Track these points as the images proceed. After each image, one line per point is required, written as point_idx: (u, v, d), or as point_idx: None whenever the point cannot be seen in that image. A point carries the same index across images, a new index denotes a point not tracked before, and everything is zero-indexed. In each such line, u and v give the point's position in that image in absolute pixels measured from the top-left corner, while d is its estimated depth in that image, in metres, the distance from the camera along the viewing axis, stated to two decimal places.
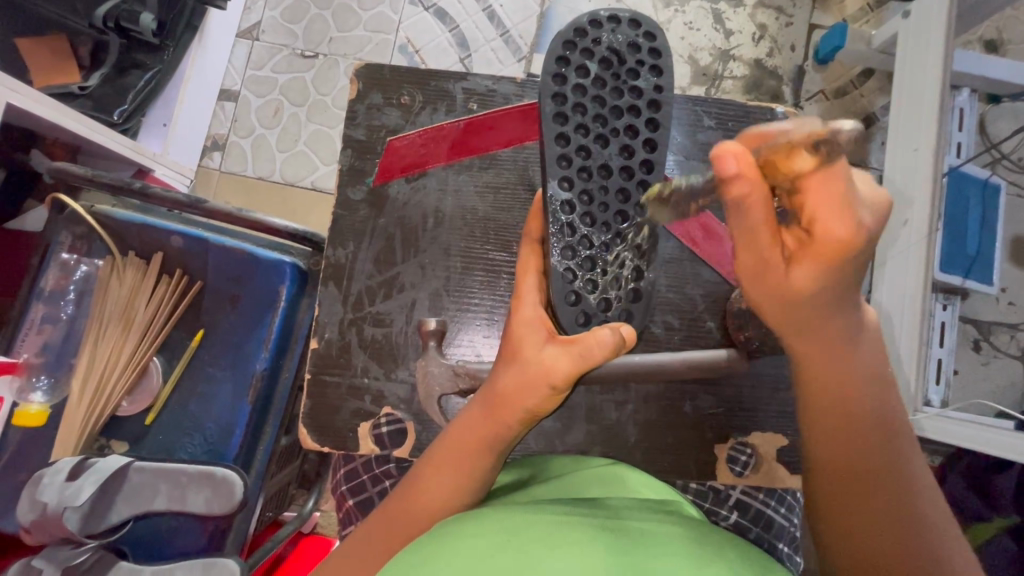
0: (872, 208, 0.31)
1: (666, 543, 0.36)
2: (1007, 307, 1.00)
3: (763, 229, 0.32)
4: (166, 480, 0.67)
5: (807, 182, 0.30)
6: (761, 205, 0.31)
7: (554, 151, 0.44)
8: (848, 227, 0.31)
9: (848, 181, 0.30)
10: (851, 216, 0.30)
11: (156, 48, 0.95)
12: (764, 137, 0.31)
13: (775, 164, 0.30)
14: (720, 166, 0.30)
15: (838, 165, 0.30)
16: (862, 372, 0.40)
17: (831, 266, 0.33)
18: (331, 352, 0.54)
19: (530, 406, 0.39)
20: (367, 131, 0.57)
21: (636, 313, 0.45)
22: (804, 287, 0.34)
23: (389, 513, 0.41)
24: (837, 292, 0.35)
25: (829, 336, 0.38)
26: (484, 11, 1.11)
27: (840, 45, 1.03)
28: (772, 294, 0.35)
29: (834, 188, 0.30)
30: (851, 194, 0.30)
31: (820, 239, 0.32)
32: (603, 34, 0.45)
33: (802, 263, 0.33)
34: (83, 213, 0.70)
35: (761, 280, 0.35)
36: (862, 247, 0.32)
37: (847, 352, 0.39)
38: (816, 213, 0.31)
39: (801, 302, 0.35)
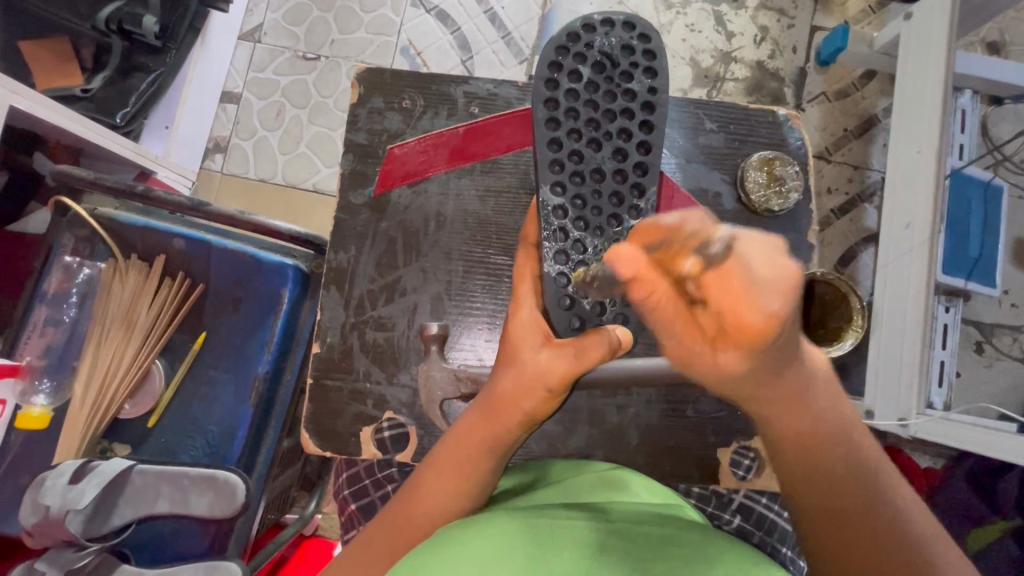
0: (780, 289, 0.24)
1: (665, 545, 0.36)
2: (1010, 310, 1.00)
3: (675, 312, 0.28)
4: (167, 483, 0.67)
5: (702, 280, 0.25)
6: (671, 297, 0.28)
7: (546, 156, 0.44)
8: (762, 314, 0.25)
9: (750, 268, 0.24)
10: (764, 307, 0.25)
11: (159, 50, 0.96)
12: (658, 231, 0.28)
13: (666, 257, 0.27)
14: (617, 269, 0.29)
15: (730, 248, 0.25)
16: (818, 416, 0.39)
17: (754, 346, 0.28)
18: (333, 356, 0.54)
19: (526, 408, 0.40)
20: (369, 135, 0.57)
21: (630, 318, 0.44)
22: (737, 365, 0.30)
23: (389, 519, 0.41)
24: (780, 352, 0.31)
25: (785, 394, 0.36)
26: (485, 13, 1.12)
27: (842, 46, 1.03)
28: (711, 374, 0.31)
29: (733, 278, 0.24)
30: (754, 279, 0.24)
31: (735, 330, 0.26)
32: (596, 37, 0.45)
33: (725, 349, 0.28)
34: (87, 216, 0.71)
35: (693, 361, 0.31)
36: (785, 325, 0.26)
37: (800, 403, 0.37)
38: (727, 308, 0.25)
39: (740, 372, 0.31)
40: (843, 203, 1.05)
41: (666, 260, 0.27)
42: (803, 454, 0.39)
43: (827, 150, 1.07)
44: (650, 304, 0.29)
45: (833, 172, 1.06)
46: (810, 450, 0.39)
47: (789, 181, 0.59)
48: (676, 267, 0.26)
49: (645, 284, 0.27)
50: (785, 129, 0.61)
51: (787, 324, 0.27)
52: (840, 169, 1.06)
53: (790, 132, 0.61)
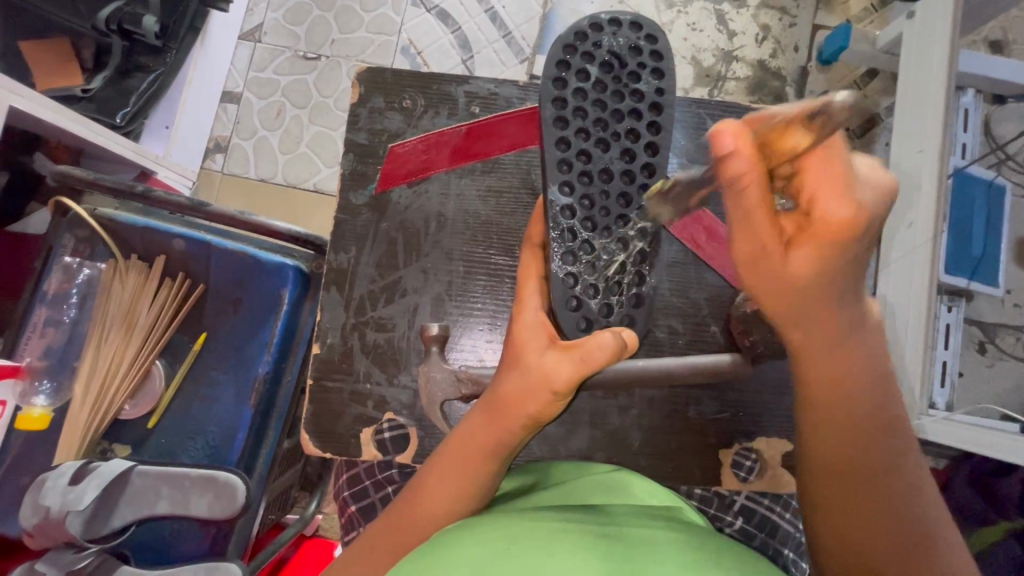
0: (876, 188, 0.30)
1: (666, 551, 0.35)
2: (1013, 309, 1.00)
3: (759, 213, 0.30)
4: (168, 484, 0.67)
5: (806, 160, 0.29)
6: (760, 186, 0.29)
7: (554, 155, 0.43)
8: (850, 207, 0.29)
9: (850, 167, 0.30)
10: (853, 199, 0.29)
11: (159, 50, 0.95)
12: (763, 119, 0.30)
13: (769, 139, 0.29)
14: (717, 146, 0.29)
15: (835, 143, 0.30)
16: (859, 368, 0.38)
17: (830, 252, 0.31)
18: (333, 357, 0.54)
19: (531, 411, 0.39)
20: (370, 135, 0.57)
21: (638, 318, 0.45)
22: (805, 278, 0.32)
23: (391, 520, 0.41)
24: (845, 277, 0.33)
25: (829, 328, 0.36)
26: (486, 12, 1.11)
27: (842, 46, 1.02)
28: (770, 285, 0.33)
29: (833, 162, 0.29)
30: (851, 172, 0.30)
31: (819, 225, 0.30)
32: (604, 37, 0.45)
33: (801, 248, 0.31)
34: (87, 216, 0.71)
35: (758, 269, 0.33)
36: (865, 231, 0.31)
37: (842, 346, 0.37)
38: (816, 193, 0.30)
39: (800, 291, 0.33)
40: None
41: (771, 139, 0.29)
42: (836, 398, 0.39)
43: None
44: (732, 197, 0.30)
45: None
46: (849, 413, 0.39)
47: None
48: (782, 148, 0.29)
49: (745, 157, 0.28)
50: None
51: (864, 240, 0.31)
52: None
53: None
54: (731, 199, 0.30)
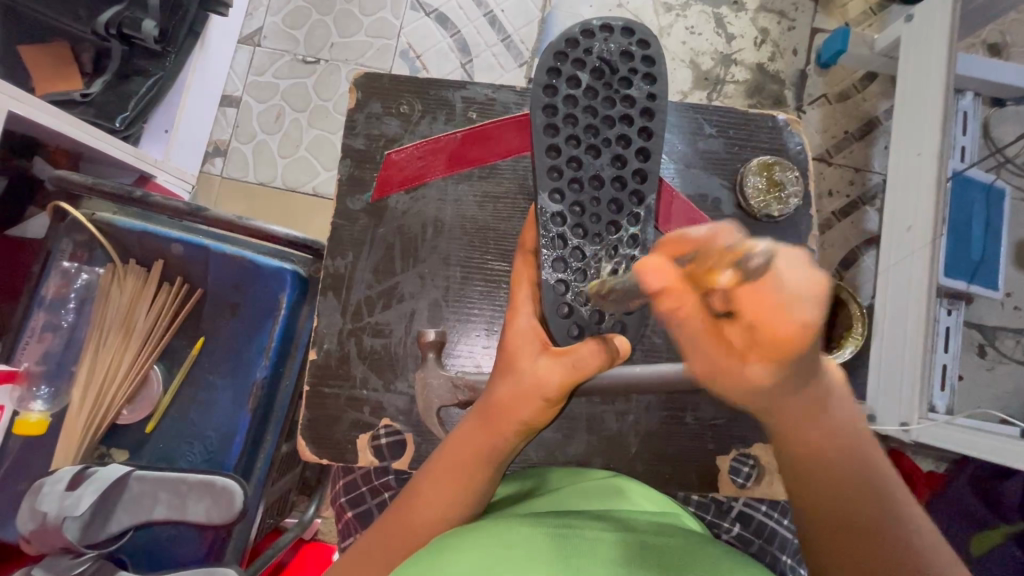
0: (815, 302, 0.26)
1: (661, 556, 0.35)
2: (1013, 312, 0.99)
3: (702, 333, 0.30)
4: (166, 489, 0.67)
5: (737, 293, 0.26)
6: (698, 315, 0.30)
7: (544, 163, 0.44)
8: (796, 324, 0.27)
9: (782, 282, 0.25)
10: (794, 317, 0.26)
11: (158, 54, 0.95)
12: (687, 245, 0.29)
13: (698, 272, 0.27)
14: (647, 281, 0.30)
15: (767, 268, 0.26)
16: (828, 433, 0.39)
17: (783, 362, 0.29)
18: (330, 363, 0.54)
19: (523, 417, 0.39)
20: (367, 141, 0.57)
21: (630, 325, 0.44)
22: (765, 380, 0.32)
23: (387, 527, 0.41)
24: (802, 371, 0.33)
25: (798, 408, 0.37)
26: (485, 16, 1.11)
27: (842, 50, 1.02)
28: (734, 387, 0.33)
29: (765, 289, 0.26)
30: (786, 291, 0.26)
31: (763, 342, 0.28)
32: (595, 42, 0.45)
33: (752, 362, 0.29)
34: (85, 222, 0.71)
35: (722, 377, 0.33)
36: (810, 339, 0.28)
37: (815, 417, 0.38)
38: (755, 319, 0.27)
39: (767, 389, 0.33)
40: (844, 206, 1.05)
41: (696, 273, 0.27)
42: (812, 464, 0.39)
43: (828, 152, 1.06)
44: (678, 320, 0.31)
45: (833, 175, 1.06)
46: (828, 480, 0.39)
47: (789, 187, 0.58)
48: (711, 283, 0.26)
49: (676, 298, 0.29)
50: (784, 134, 0.61)
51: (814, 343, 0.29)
52: (840, 172, 1.06)
53: (789, 137, 0.61)
54: (680, 322, 0.31)
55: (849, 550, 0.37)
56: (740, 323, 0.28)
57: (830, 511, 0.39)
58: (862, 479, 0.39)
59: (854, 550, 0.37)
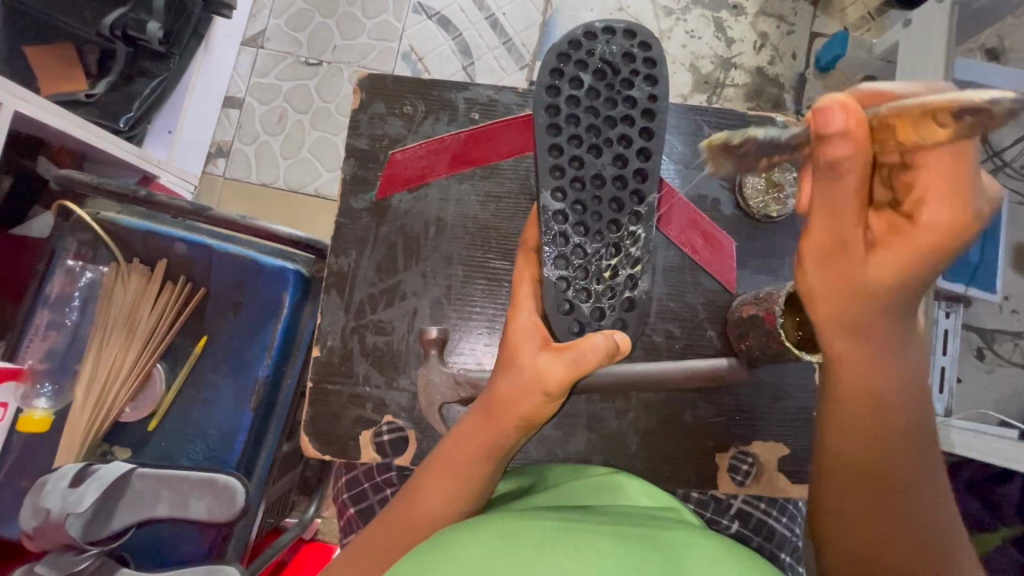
0: (988, 200, 0.29)
1: (664, 551, 0.36)
2: (1011, 315, 1.00)
3: (852, 205, 0.31)
4: (167, 487, 0.68)
5: (927, 159, 0.28)
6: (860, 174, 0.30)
7: (547, 162, 0.44)
8: (948, 216, 0.29)
9: (974, 174, 0.28)
10: (962, 212, 0.28)
11: (163, 56, 0.96)
12: (891, 101, 0.29)
13: (897, 127, 0.28)
14: (824, 122, 0.29)
15: (966, 146, 0.27)
16: (884, 379, 0.37)
17: (919, 259, 0.31)
18: (333, 360, 0.55)
19: (524, 412, 0.39)
20: (370, 141, 0.58)
21: (630, 323, 0.45)
22: (879, 284, 0.33)
23: (391, 519, 0.41)
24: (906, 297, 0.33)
25: (878, 343, 0.35)
26: (487, 19, 1.12)
27: (841, 53, 1.03)
28: (844, 281, 0.33)
29: (951, 163, 0.27)
30: (973, 182, 0.28)
31: (906, 234, 0.31)
32: (597, 45, 0.45)
33: (887, 251, 0.31)
34: (89, 220, 0.72)
35: (835, 264, 0.33)
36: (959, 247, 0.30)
37: (883, 361, 0.36)
38: (927, 197, 0.29)
39: (868, 297, 0.33)
40: None
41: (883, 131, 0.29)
42: (865, 407, 0.37)
43: None
44: (831, 182, 0.30)
45: None
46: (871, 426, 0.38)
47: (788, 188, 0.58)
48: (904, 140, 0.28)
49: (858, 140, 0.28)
50: None
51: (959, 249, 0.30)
52: None
53: None
54: (833, 177, 0.30)
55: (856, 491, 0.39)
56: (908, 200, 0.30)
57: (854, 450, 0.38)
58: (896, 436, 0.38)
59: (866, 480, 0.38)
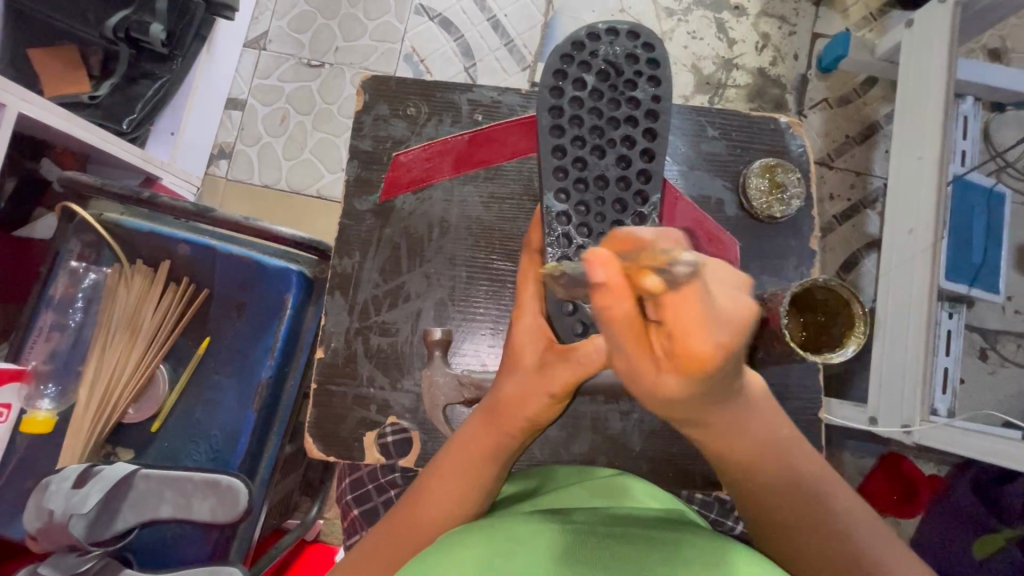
0: (738, 322, 0.23)
1: (671, 550, 0.36)
2: (1013, 316, 1.00)
3: (625, 337, 0.26)
4: (171, 487, 0.68)
5: (664, 299, 0.23)
6: (627, 320, 0.25)
7: (550, 163, 0.43)
8: (709, 346, 0.23)
9: (711, 296, 0.23)
10: (714, 337, 0.23)
11: (165, 58, 0.96)
12: (630, 243, 0.25)
13: (634, 271, 0.24)
14: (589, 274, 0.25)
15: (694, 277, 0.23)
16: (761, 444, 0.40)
17: (701, 379, 0.26)
18: (337, 361, 0.54)
19: (529, 414, 0.39)
20: (374, 142, 0.56)
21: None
22: (676, 396, 0.28)
23: (395, 521, 0.42)
24: (717, 390, 0.29)
25: (720, 425, 0.35)
26: (488, 20, 1.13)
27: (843, 54, 1.04)
28: (647, 400, 0.29)
29: (694, 297, 0.23)
30: (713, 307, 0.23)
31: (683, 355, 0.24)
32: (601, 46, 0.44)
33: (666, 376, 0.26)
34: (94, 222, 0.72)
35: (634, 387, 0.28)
36: (731, 360, 0.25)
37: (738, 430, 0.37)
38: (679, 330, 0.24)
39: (677, 404, 0.29)
40: (845, 210, 1.08)
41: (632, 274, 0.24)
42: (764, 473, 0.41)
43: (829, 156, 1.09)
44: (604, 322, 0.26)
45: (834, 179, 1.09)
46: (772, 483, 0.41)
47: (791, 189, 0.56)
48: (638, 285, 0.24)
49: (612, 295, 0.24)
50: (787, 137, 0.58)
51: (735, 360, 0.26)
52: (841, 176, 1.09)
53: (792, 140, 0.58)
54: (604, 323, 0.26)
55: (781, 525, 0.41)
56: (661, 331, 0.25)
57: (772, 494, 0.41)
58: (799, 488, 0.41)
59: (789, 524, 0.40)
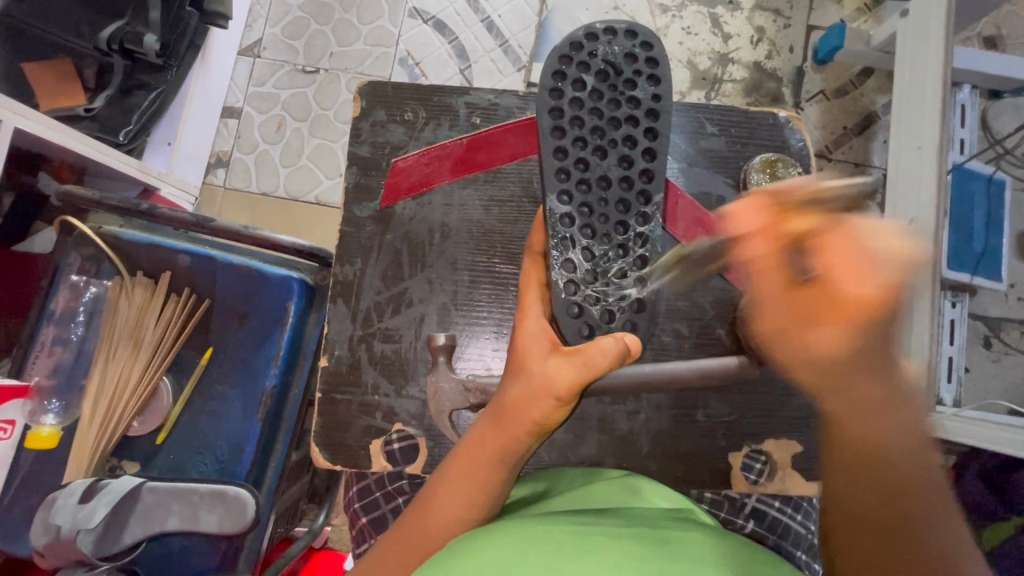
0: (895, 264, 0.30)
1: (685, 552, 0.36)
2: (1017, 303, 1.00)
3: (773, 280, 0.35)
4: (178, 499, 0.67)
5: (829, 241, 0.32)
6: (778, 271, 0.35)
7: (552, 165, 0.43)
8: (876, 285, 0.30)
9: (870, 243, 0.31)
10: (880, 276, 0.30)
11: (160, 68, 0.96)
12: (783, 194, 0.37)
13: (788, 226, 0.35)
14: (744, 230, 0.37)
15: (853, 224, 0.32)
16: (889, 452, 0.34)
17: (862, 326, 0.32)
18: (341, 369, 0.53)
19: (537, 418, 0.39)
20: (372, 148, 0.56)
21: (642, 326, 0.43)
22: (828, 352, 0.33)
23: (406, 528, 0.41)
24: (882, 354, 0.33)
25: (857, 395, 0.34)
26: (482, 21, 1.12)
27: (840, 45, 1.04)
28: (794, 355, 0.35)
29: (848, 241, 0.31)
30: (873, 251, 0.31)
31: (835, 297, 0.32)
32: (599, 46, 0.44)
33: (827, 321, 0.32)
34: (93, 235, 0.72)
35: (788, 340, 0.34)
36: (898, 303, 0.31)
37: (880, 405, 0.34)
38: (836, 267, 0.31)
39: (839, 364, 0.33)
40: None
41: (782, 217, 0.36)
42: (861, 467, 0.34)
43: (828, 148, 1.09)
44: (755, 271, 0.36)
45: (833, 170, 1.08)
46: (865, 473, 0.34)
47: None
48: (790, 227, 0.35)
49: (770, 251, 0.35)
50: (786, 132, 0.58)
51: (902, 305, 0.32)
52: (841, 167, 1.09)
53: (791, 134, 0.58)
54: (756, 275, 0.36)
55: (869, 536, 0.34)
56: (815, 280, 0.32)
57: (859, 495, 0.35)
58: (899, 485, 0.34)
59: (883, 537, 0.34)
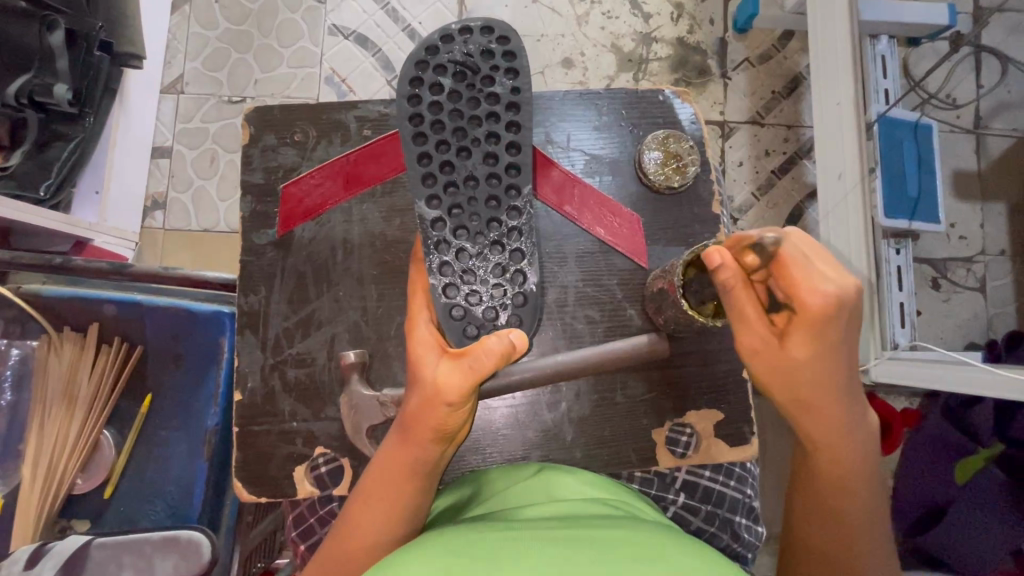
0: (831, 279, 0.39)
1: (609, 547, 0.35)
2: (959, 242, 1.03)
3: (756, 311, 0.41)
4: (129, 552, 0.65)
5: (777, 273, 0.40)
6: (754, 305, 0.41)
7: (417, 172, 0.43)
8: (819, 297, 0.39)
9: (793, 280, 0.39)
10: (813, 288, 0.39)
11: (75, 117, 0.94)
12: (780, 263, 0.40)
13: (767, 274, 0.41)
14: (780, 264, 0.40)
15: (787, 253, 0.39)
16: (857, 480, 0.44)
17: (818, 340, 0.40)
18: (256, 401, 0.53)
19: (435, 424, 0.39)
20: (266, 174, 0.56)
21: (525, 318, 0.45)
22: (805, 361, 0.41)
23: (326, 553, 0.41)
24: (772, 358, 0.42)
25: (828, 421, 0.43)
26: (404, 31, 1.12)
27: (754, 13, 1.05)
28: (777, 372, 0.42)
29: (800, 266, 0.39)
30: (811, 270, 0.39)
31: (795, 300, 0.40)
32: (454, 47, 0.44)
33: (788, 339, 0.41)
34: (12, 295, 0.70)
35: (763, 361, 0.42)
36: (843, 313, 0.39)
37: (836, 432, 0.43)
38: (796, 291, 0.39)
39: (807, 380, 0.41)
40: (783, 163, 1.10)
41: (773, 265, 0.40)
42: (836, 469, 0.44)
43: (759, 114, 1.10)
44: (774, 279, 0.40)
45: (767, 135, 1.10)
46: (840, 478, 0.44)
47: (687, 158, 0.56)
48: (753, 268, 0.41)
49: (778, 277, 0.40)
50: (675, 107, 0.57)
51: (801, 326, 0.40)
52: (774, 131, 1.10)
53: (681, 110, 0.58)
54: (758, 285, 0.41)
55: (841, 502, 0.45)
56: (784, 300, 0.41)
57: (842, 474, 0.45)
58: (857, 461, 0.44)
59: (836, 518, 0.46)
